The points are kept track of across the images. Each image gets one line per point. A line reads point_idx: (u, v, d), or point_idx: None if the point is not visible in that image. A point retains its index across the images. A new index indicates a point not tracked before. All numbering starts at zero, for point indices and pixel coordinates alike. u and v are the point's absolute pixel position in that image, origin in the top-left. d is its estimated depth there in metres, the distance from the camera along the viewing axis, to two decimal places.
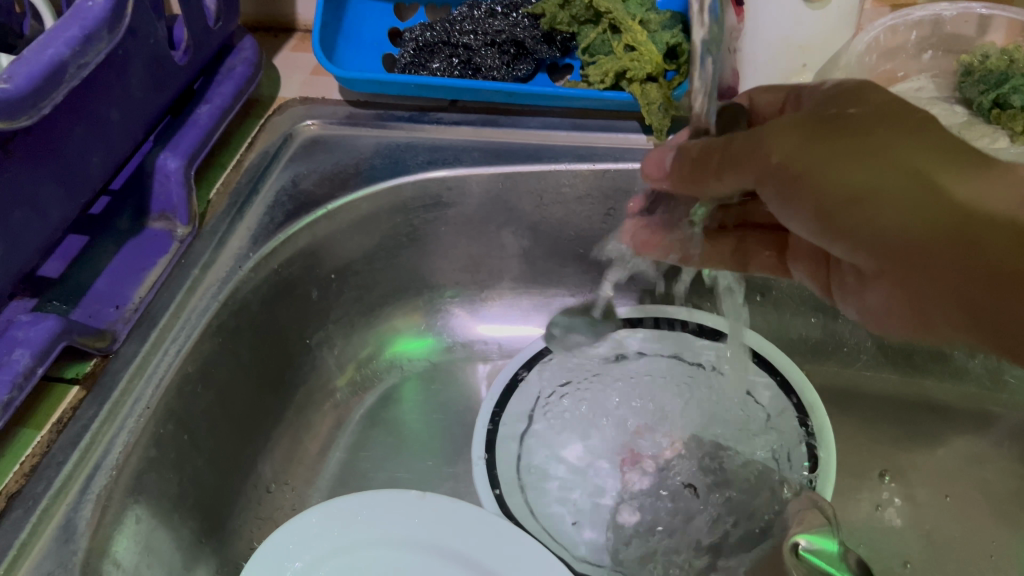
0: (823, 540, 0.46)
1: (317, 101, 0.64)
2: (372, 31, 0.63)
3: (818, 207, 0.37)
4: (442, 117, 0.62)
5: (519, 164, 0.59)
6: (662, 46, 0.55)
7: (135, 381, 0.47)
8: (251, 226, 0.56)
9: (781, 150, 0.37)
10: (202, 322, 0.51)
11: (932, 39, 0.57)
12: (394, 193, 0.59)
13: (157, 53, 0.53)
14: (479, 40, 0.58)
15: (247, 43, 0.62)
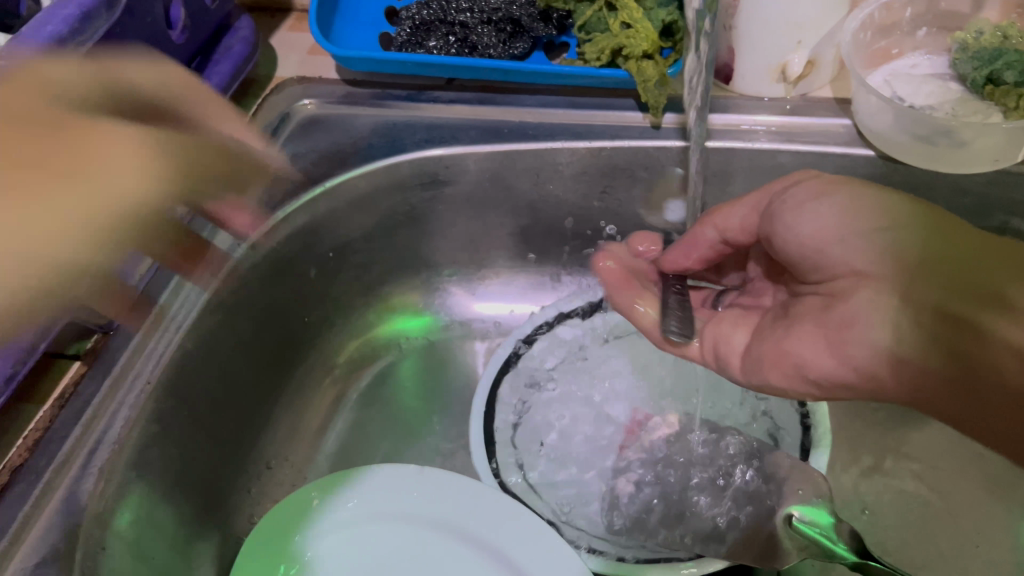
0: (817, 512, 0.47)
1: (314, 80, 0.63)
2: (369, 11, 0.63)
3: (912, 278, 0.37)
4: (439, 96, 0.62)
5: (516, 142, 0.59)
6: (658, 24, 0.55)
7: (136, 357, 0.48)
8: (249, 206, 0.56)
9: (897, 237, 0.39)
10: (201, 299, 0.52)
11: (927, 15, 0.57)
12: (391, 171, 0.60)
13: (155, 32, 0.53)
14: (475, 18, 0.59)
15: (244, 23, 0.62)
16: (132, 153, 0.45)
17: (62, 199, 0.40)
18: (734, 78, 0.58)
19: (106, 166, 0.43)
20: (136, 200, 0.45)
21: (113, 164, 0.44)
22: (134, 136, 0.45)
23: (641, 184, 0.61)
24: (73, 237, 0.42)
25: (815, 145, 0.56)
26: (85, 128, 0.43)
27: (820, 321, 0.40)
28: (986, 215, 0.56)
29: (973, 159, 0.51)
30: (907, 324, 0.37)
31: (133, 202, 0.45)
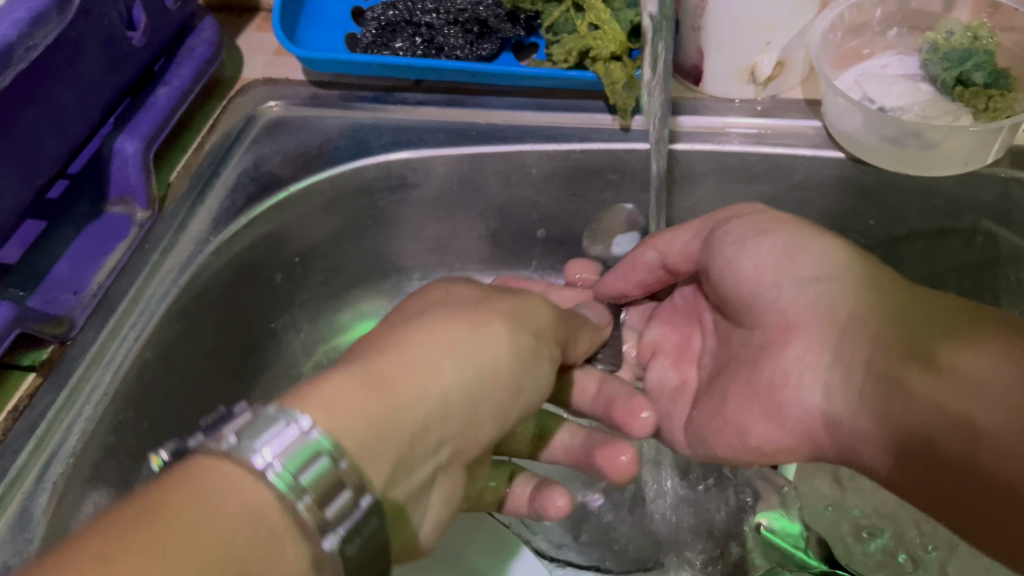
0: (786, 524, 0.54)
1: (280, 81, 0.62)
2: (334, 11, 0.62)
3: (840, 334, 0.40)
4: (407, 98, 0.61)
5: (484, 145, 0.59)
6: (625, 24, 0.54)
7: (94, 367, 0.47)
8: (212, 211, 0.56)
9: (830, 295, 0.42)
10: (161, 307, 0.51)
11: (898, 15, 0.56)
12: (357, 175, 0.59)
13: (113, 34, 0.52)
14: (442, 19, 0.58)
15: (207, 23, 0.61)
16: (501, 339, 0.39)
17: (432, 394, 0.35)
18: (704, 80, 0.57)
19: (451, 350, 0.36)
20: (525, 379, 0.40)
21: (455, 356, 0.36)
22: (503, 314, 0.40)
23: (611, 186, 0.60)
24: (448, 428, 0.36)
25: (783, 148, 0.56)
26: (427, 324, 0.37)
27: (746, 379, 0.46)
28: (957, 216, 0.55)
29: (943, 161, 0.51)
30: (833, 385, 0.40)
31: (523, 375, 0.40)
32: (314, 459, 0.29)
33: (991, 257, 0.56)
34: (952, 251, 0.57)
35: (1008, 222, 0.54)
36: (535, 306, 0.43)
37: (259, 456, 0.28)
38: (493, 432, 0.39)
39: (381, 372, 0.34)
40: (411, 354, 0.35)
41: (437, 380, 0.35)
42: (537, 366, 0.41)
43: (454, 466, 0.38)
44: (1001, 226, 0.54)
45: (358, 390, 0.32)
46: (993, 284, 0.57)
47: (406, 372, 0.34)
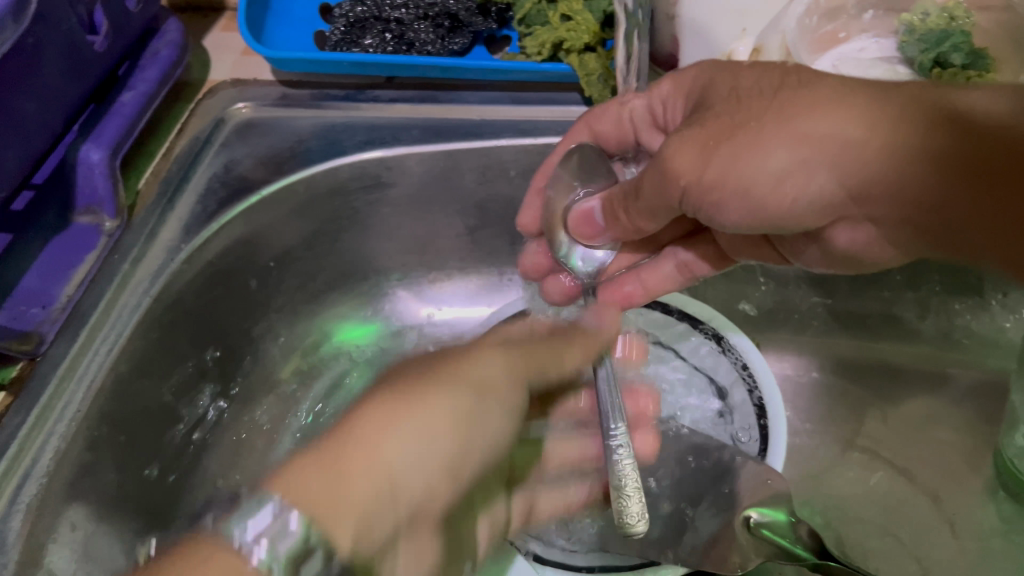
0: (774, 512, 0.46)
1: (248, 82, 0.61)
2: (302, 9, 0.61)
3: (882, 194, 0.37)
4: (379, 95, 0.60)
5: (458, 141, 0.58)
6: (599, 14, 0.54)
7: (65, 383, 0.46)
8: (182, 217, 0.54)
9: (800, 193, 0.38)
10: (134, 318, 0.49)
11: None
12: (330, 175, 0.58)
13: (74, 38, 0.51)
14: (411, 14, 0.57)
15: (171, 26, 0.59)
16: (433, 436, 0.34)
17: (366, 496, 0.30)
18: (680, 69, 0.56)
19: (399, 443, 0.32)
20: (476, 431, 0.36)
21: (407, 442, 0.33)
22: (449, 404, 0.35)
23: None
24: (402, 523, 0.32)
25: None
26: (361, 437, 0.32)
27: (815, 250, 0.46)
28: None
29: None
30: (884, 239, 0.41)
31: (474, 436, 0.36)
32: (292, 540, 0.28)
33: None
34: None
35: None
36: (490, 405, 0.37)
37: (252, 546, 0.27)
38: (445, 503, 0.35)
39: (305, 499, 0.29)
40: (337, 483, 0.29)
41: (376, 482, 0.31)
42: (478, 438, 0.36)
43: (424, 535, 0.34)
44: None
45: (294, 503, 0.28)
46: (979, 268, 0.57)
47: (326, 500, 0.29)
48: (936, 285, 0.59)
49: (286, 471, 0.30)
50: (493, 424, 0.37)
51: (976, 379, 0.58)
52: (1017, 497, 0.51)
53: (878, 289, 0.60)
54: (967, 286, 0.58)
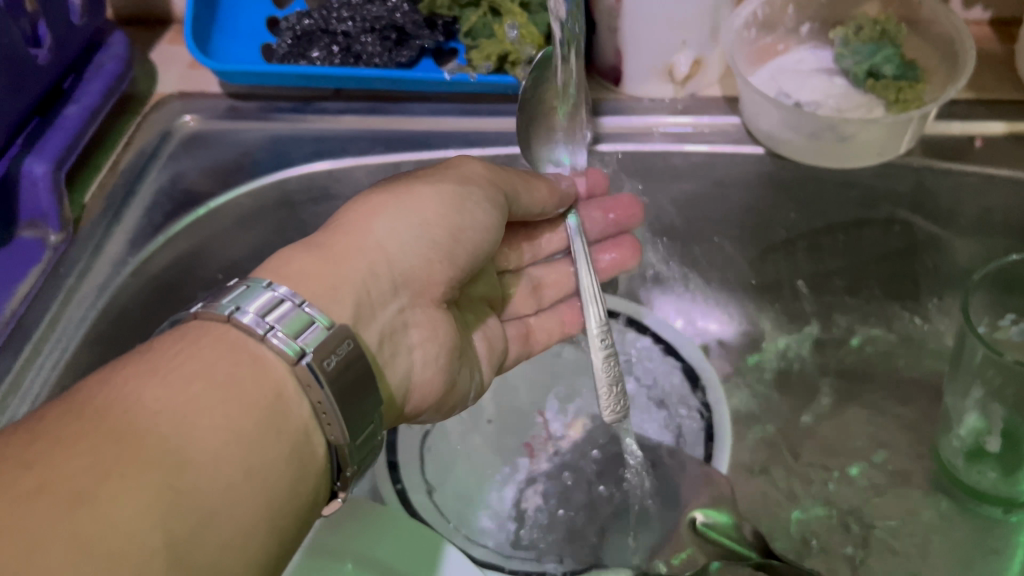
0: (718, 514, 0.48)
1: (195, 95, 0.61)
2: (248, 21, 0.60)
3: None
4: (326, 107, 0.60)
5: (407, 153, 0.59)
6: (544, 27, 0.54)
7: (10, 397, 0.46)
8: (129, 231, 0.54)
9: None
10: (79, 333, 0.50)
11: (810, 10, 0.56)
12: (278, 186, 0.59)
13: (15, 53, 0.50)
14: (358, 27, 0.57)
15: (116, 38, 0.59)
16: (419, 223, 0.41)
17: (358, 272, 0.38)
18: (623, 81, 0.57)
19: (391, 224, 0.41)
20: (464, 214, 0.43)
21: (395, 221, 0.41)
22: (436, 194, 0.42)
23: None
24: (394, 283, 0.39)
25: (705, 145, 0.57)
26: (356, 225, 0.40)
27: None
28: (874, 205, 0.57)
29: (858, 152, 0.52)
30: None
31: (459, 216, 0.43)
32: (312, 328, 0.34)
33: (910, 245, 0.58)
34: (870, 240, 0.58)
35: (923, 210, 0.56)
36: (476, 198, 0.44)
37: (257, 320, 0.34)
38: (444, 282, 0.42)
39: (310, 283, 0.37)
40: (333, 265, 0.38)
41: (368, 257, 0.39)
42: (465, 222, 0.43)
43: (427, 307, 0.41)
44: (917, 214, 0.56)
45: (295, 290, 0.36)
46: (913, 273, 0.58)
47: (328, 290, 0.37)
48: (875, 289, 0.60)
49: (277, 258, 0.38)
50: (481, 219, 0.44)
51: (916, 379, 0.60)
52: (953, 493, 0.54)
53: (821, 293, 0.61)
54: (903, 290, 0.59)
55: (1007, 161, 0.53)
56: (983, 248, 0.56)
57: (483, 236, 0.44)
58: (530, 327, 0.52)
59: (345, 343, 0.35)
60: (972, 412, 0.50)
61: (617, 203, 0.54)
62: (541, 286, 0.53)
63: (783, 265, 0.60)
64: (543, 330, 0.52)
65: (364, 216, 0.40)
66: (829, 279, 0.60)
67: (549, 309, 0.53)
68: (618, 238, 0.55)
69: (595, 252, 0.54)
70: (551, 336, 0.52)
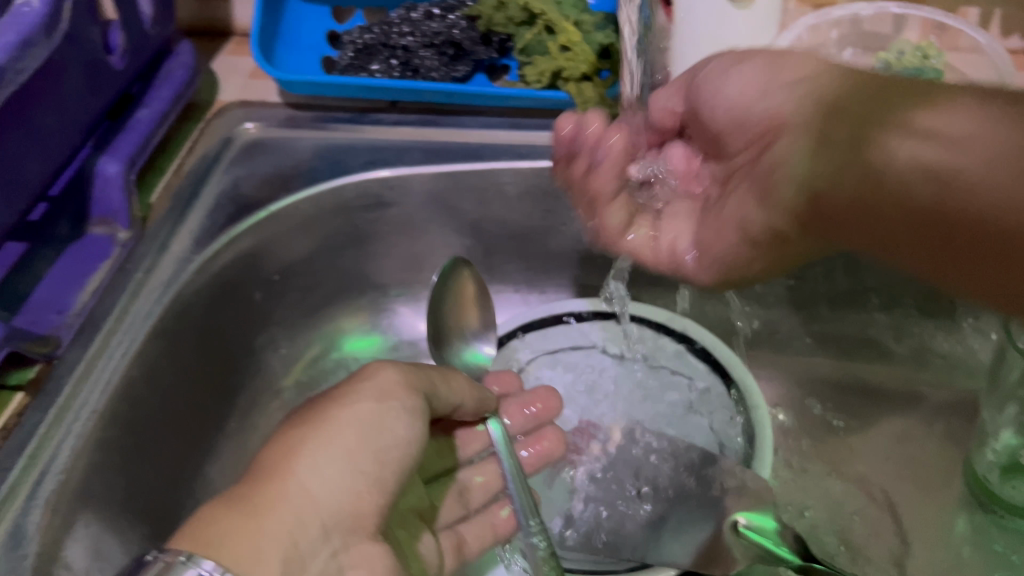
0: (760, 518, 0.49)
1: (255, 104, 0.64)
2: (310, 34, 0.63)
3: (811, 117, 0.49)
4: (382, 118, 0.63)
5: (459, 163, 0.60)
6: (595, 46, 0.57)
7: (81, 385, 0.48)
8: (193, 231, 0.57)
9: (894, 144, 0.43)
10: (146, 326, 0.51)
11: (852, 36, 0.59)
12: (336, 193, 0.60)
13: (95, 57, 0.53)
14: (418, 42, 0.60)
15: (184, 48, 0.62)
16: (343, 457, 0.37)
17: (282, 526, 0.34)
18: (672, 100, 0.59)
19: (313, 465, 0.37)
20: (384, 434, 0.39)
21: (318, 467, 0.37)
22: (353, 421, 0.39)
23: None
24: (325, 529, 0.36)
25: None
26: (272, 474, 0.36)
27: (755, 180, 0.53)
28: None
29: None
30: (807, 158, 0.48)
31: (382, 439, 0.39)
32: None
33: None
34: None
35: None
36: (396, 411, 0.40)
37: None
38: (379, 511, 0.38)
39: (222, 549, 0.33)
40: (252, 522, 0.34)
41: (290, 506, 0.35)
42: (386, 445, 0.39)
43: (361, 543, 0.37)
44: None
45: (217, 561, 0.32)
46: (950, 294, 0.60)
47: (251, 557, 0.33)
48: (910, 309, 0.61)
49: (193, 521, 0.35)
50: (401, 433, 0.40)
51: (950, 397, 0.61)
52: (984, 505, 0.54)
53: (855, 310, 0.63)
54: (939, 309, 0.61)
55: None
56: None
57: (405, 452, 0.40)
58: (461, 535, 0.50)
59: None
60: (1006, 429, 0.51)
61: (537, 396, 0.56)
62: (467, 490, 0.52)
63: (820, 282, 0.63)
64: (472, 534, 0.50)
65: (278, 452, 0.37)
66: (865, 297, 0.62)
67: (477, 515, 0.51)
68: (541, 431, 0.55)
69: (519, 447, 0.54)
70: (484, 542, 0.50)
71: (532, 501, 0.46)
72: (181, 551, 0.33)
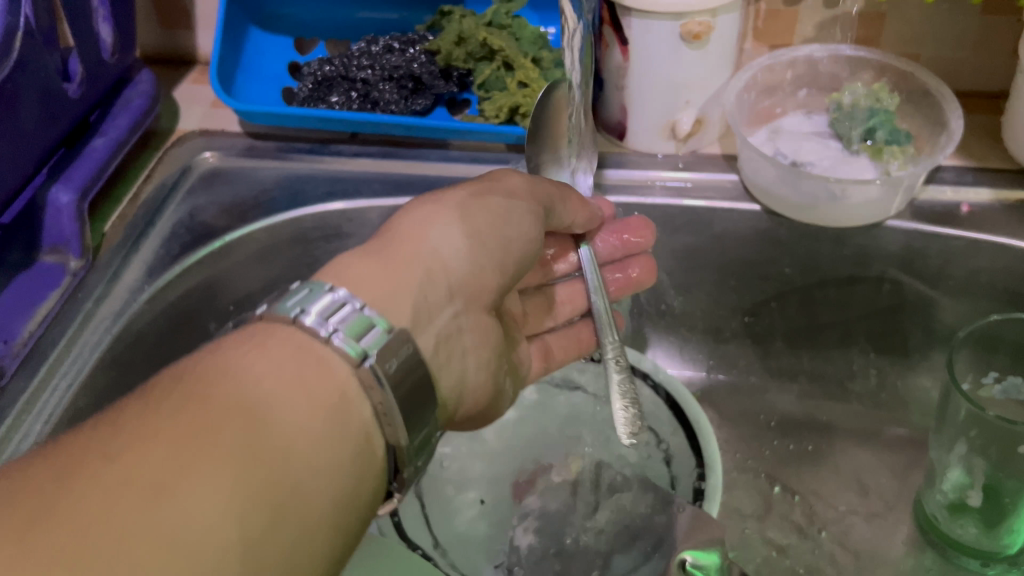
0: (708, 555, 0.48)
1: (216, 133, 0.64)
2: (272, 64, 0.63)
3: None
4: (343, 149, 0.63)
5: (418, 196, 0.60)
6: (552, 83, 0.58)
7: (24, 416, 0.48)
8: (146, 260, 0.56)
9: None
10: (94, 355, 0.51)
11: (806, 77, 0.59)
12: (294, 224, 0.60)
13: (50, 86, 0.52)
14: (377, 75, 0.60)
15: (144, 76, 0.62)
16: (470, 233, 0.39)
17: (415, 277, 0.37)
18: (628, 135, 0.59)
19: (442, 233, 0.39)
20: (509, 222, 0.41)
21: (447, 232, 0.39)
22: (483, 205, 0.41)
23: None
24: (450, 289, 0.38)
25: (704, 200, 0.58)
26: (406, 235, 0.38)
27: None
28: (866, 265, 0.58)
29: (852, 210, 0.54)
30: None
31: (509, 226, 0.41)
32: (372, 330, 0.33)
33: (899, 303, 0.59)
34: (863, 297, 0.60)
35: (914, 269, 0.57)
36: (519, 208, 0.42)
37: (319, 323, 0.33)
38: (496, 288, 0.41)
39: (361, 289, 0.35)
40: (384, 272, 0.36)
41: (422, 263, 0.37)
42: (512, 234, 0.41)
43: (478, 315, 0.40)
44: (907, 273, 0.58)
45: (354, 295, 0.34)
46: (903, 334, 0.60)
47: (384, 297, 0.35)
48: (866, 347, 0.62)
49: (333, 267, 0.36)
50: (526, 230, 0.42)
51: (905, 433, 0.61)
52: (942, 550, 0.55)
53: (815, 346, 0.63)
54: (891, 346, 0.61)
55: (991, 225, 0.55)
56: (970, 304, 0.58)
57: (530, 245, 0.42)
58: (549, 346, 0.50)
59: (406, 346, 0.34)
60: (956, 467, 0.51)
61: (628, 225, 0.53)
62: (557, 304, 0.52)
63: (777, 319, 0.62)
64: (558, 346, 0.51)
65: (410, 222, 0.39)
66: (821, 332, 0.62)
67: (563, 328, 0.51)
68: (628, 260, 0.53)
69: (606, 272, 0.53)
70: (568, 354, 0.51)
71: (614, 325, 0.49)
72: (326, 284, 0.35)
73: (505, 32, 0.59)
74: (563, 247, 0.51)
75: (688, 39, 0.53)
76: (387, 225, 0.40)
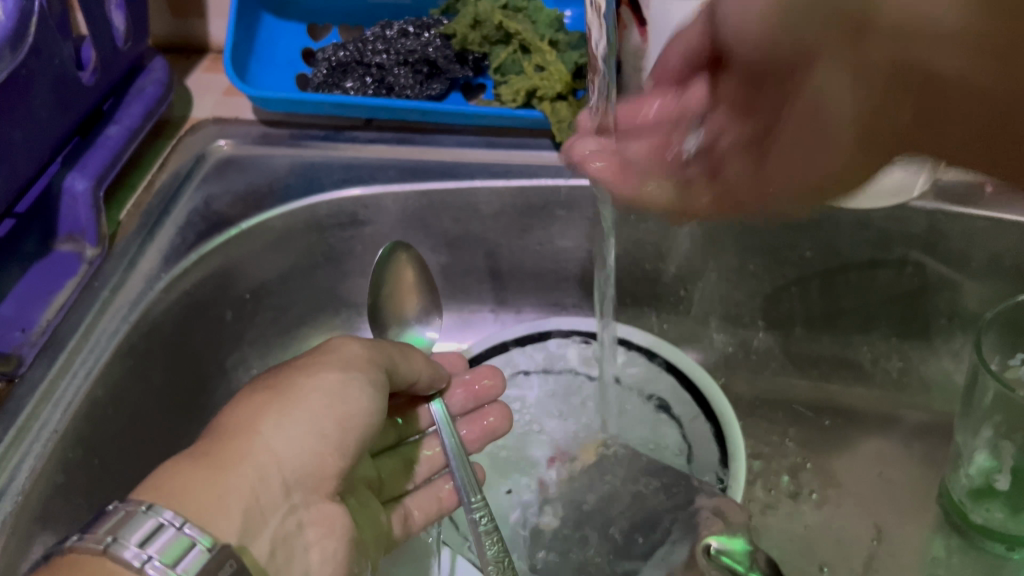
0: (732, 541, 0.47)
1: (230, 121, 0.63)
2: (285, 51, 0.63)
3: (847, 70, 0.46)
4: (357, 136, 0.62)
5: (434, 181, 0.60)
6: (570, 65, 0.57)
7: (43, 405, 0.47)
8: (162, 248, 0.56)
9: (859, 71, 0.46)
10: (112, 344, 0.50)
11: None
12: (309, 211, 0.60)
13: (64, 73, 0.52)
14: (392, 60, 0.59)
15: (157, 64, 0.61)
16: (306, 420, 0.39)
17: (244, 482, 0.35)
18: None
19: (274, 428, 0.38)
20: (348, 399, 0.40)
21: (282, 423, 0.38)
22: (318, 387, 0.40)
23: (560, 222, 0.62)
24: (285, 487, 0.37)
25: None
26: (238, 430, 0.37)
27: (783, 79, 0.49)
28: (887, 247, 0.58)
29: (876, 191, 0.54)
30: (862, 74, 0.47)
31: (346, 404, 0.40)
32: (191, 552, 0.31)
33: (922, 285, 0.58)
34: (884, 281, 0.59)
35: (937, 251, 0.57)
36: (360, 382, 0.41)
37: (134, 553, 0.31)
38: (336, 474, 0.40)
39: (183, 499, 0.33)
40: (211, 479, 0.35)
41: (253, 464, 0.36)
42: (350, 412, 0.40)
43: (320, 503, 0.39)
44: (929, 255, 0.57)
45: (176, 510, 0.33)
46: (925, 318, 0.60)
47: (209, 508, 0.34)
48: (890, 335, 0.61)
49: (154, 473, 0.35)
50: (365, 403, 0.41)
51: (926, 420, 0.61)
52: (964, 532, 0.54)
53: (834, 332, 0.62)
54: (915, 330, 0.61)
55: (1014, 205, 0.54)
56: (994, 287, 0.57)
57: (367, 421, 0.41)
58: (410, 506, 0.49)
59: (228, 562, 0.32)
60: (981, 451, 0.50)
61: (480, 373, 0.53)
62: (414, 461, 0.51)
63: (797, 303, 0.62)
64: (420, 505, 0.50)
65: (243, 413, 0.38)
66: (839, 319, 0.61)
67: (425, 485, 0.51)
68: (482, 410, 0.53)
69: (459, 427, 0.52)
70: (430, 514, 0.50)
71: (474, 479, 0.48)
72: (142, 501, 0.33)
73: (521, 15, 0.58)
74: (413, 400, 0.52)
75: (708, 18, 0.52)
76: (218, 419, 0.38)
